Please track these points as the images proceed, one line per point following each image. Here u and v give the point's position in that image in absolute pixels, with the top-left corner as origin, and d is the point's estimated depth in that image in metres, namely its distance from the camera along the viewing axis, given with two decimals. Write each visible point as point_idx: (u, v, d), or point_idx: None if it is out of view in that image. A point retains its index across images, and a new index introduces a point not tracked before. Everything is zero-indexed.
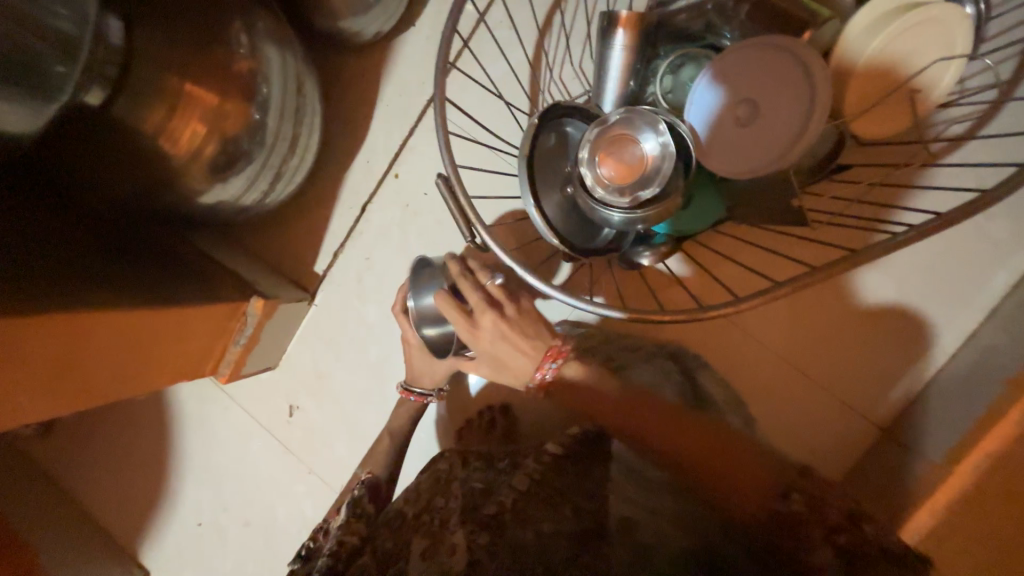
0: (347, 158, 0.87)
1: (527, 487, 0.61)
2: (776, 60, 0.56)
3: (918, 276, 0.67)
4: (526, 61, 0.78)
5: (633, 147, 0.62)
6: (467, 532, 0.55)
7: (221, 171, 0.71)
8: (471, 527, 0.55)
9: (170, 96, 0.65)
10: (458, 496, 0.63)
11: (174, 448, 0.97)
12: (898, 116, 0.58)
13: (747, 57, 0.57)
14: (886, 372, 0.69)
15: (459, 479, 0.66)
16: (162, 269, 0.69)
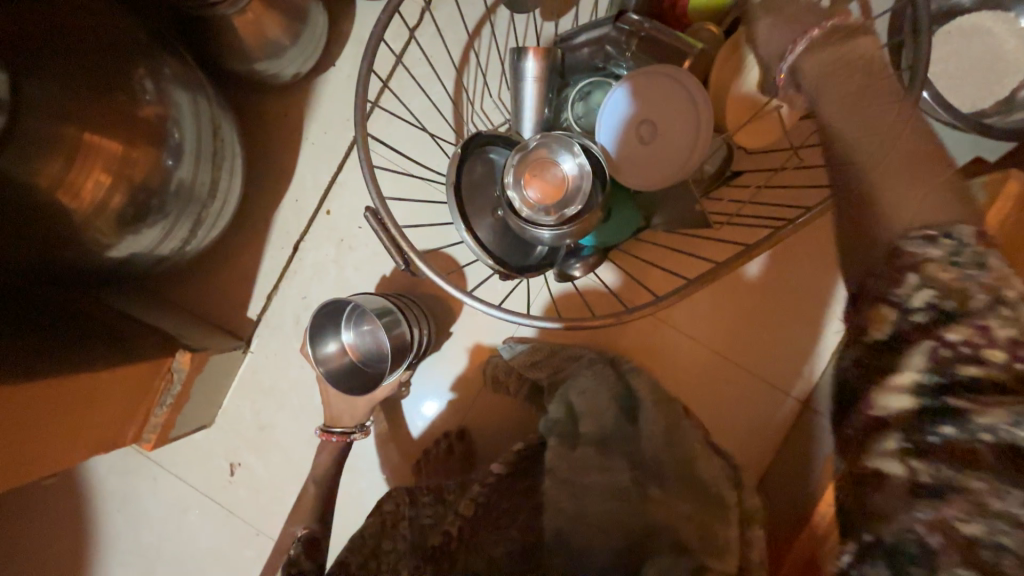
0: (274, 199, 0.85)
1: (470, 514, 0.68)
2: (667, 83, 0.62)
3: (803, 266, 0.79)
4: (447, 97, 0.82)
5: (554, 169, 0.62)
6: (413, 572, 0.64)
7: (131, 224, 0.63)
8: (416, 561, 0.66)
9: (65, 148, 0.56)
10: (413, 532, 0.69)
11: (97, 530, 0.89)
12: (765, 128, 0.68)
13: (644, 80, 0.62)
14: (796, 352, 0.80)
15: (407, 518, 0.71)
16: (70, 336, 0.64)
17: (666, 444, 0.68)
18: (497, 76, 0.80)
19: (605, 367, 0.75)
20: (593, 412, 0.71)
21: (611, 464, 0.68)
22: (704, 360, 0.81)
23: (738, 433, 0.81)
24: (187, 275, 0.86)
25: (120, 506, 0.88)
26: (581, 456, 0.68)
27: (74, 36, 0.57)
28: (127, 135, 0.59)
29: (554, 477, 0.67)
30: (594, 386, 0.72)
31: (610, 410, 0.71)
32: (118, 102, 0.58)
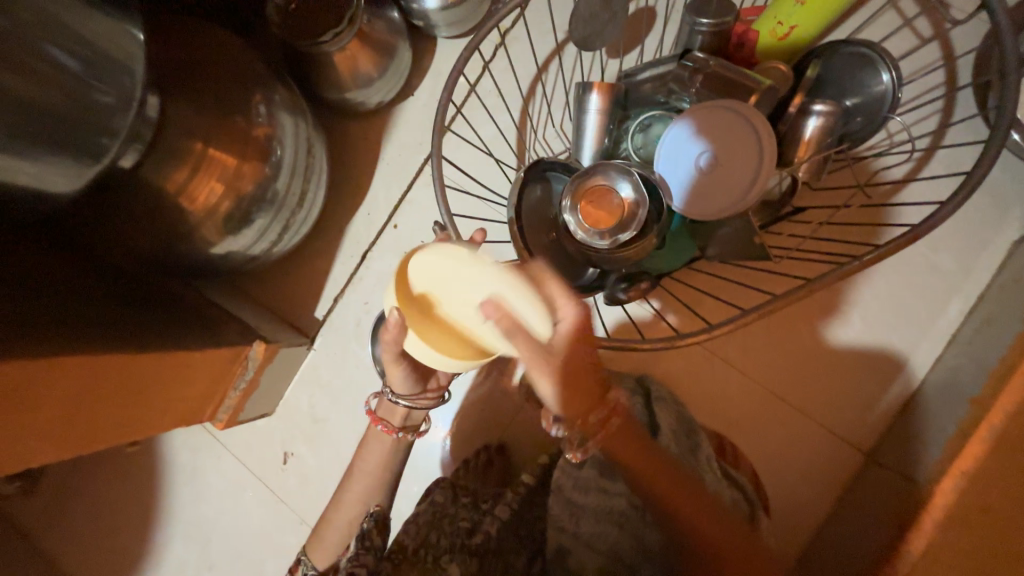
0: (350, 210, 0.94)
1: (507, 518, 0.67)
2: (725, 116, 0.63)
3: (872, 309, 0.76)
4: (513, 125, 0.88)
5: (610, 197, 0.65)
6: (460, 565, 0.60)
7: (234, 226, 0.72)
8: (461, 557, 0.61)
9: (193, 160, 0.66)
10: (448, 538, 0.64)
11: (163, 501, 0.97)
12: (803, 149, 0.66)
13: (702, 115, 0.64)
14: (861, 397, 0.75)
15: (448, 515, 0.68)
16: (172, 318, 0.73)
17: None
18: (561, 107, 0.85)
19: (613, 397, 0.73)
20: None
21: (610, 488, 0.65)
22: (757, 399, 0.78)
23: (790, 479, 0.77)
24: (266, 275, 0.95)
25: (185, 482, 0.96)
26: (585, 479, 0.66)
27: (210, 67, 0.68)
28: (242, 151, 0.69)
29: (557, 498, 0.66)
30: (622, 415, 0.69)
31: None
32: (237, 123, 0.68)
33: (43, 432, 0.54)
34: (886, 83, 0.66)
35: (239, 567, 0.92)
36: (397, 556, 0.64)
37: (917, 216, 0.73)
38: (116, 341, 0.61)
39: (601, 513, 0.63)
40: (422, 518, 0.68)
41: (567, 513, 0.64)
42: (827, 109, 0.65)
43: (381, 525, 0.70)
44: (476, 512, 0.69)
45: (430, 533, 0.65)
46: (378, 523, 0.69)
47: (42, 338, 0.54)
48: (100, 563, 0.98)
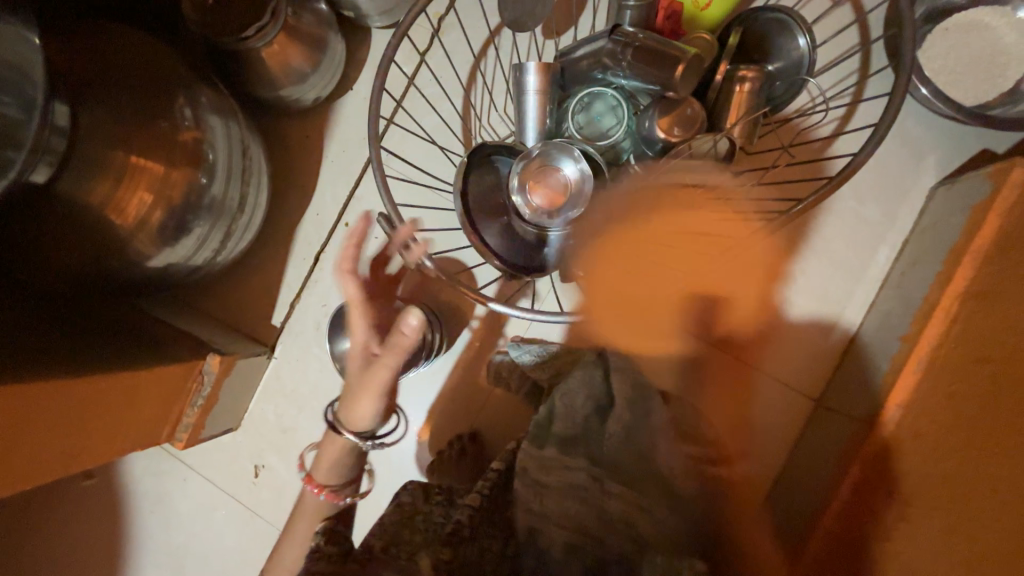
0: (298, 212, 0.91)
1: (479, 504, 0.65)
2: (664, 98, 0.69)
3: (809, 264, 0.80)
4: (456, 112, 0.87)
5: (555, 175, 0.69)
6: (432, 556, 0.56)
7: (171, 236, 0.69)
8: (435, 547, 0.57)
9: (116, 170, 0.63)
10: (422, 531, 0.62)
11: (128, 532, 0.93)
12: (735, 110, 0.69)
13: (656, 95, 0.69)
14: (809, 346, 0.80)
15: (420, 515, 0.66)
16: (118, 337, 0.70)
17: (624, 441, 0.66)
18: (501, 90, 0.86)
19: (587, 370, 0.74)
20: (569, 412, 0.70)
21: (574, 464, 0.65)
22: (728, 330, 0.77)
23: (751, 432, 0.81)
24: (215, 286, 0.91)
25: (152, 507, 0.92)
26: (550, 457, 0.65)
27: (125, 70, 0.64)
28: (171, 158, 0.66)
29: (523, 479, 0.65)
30: (575, 388, 0.72)
31: (587, 412, 0.70)
32: (161, 127, 0.65)
33: None
34: (804, 46, 0.69)
35: None
36: (362, 556, 0.57)
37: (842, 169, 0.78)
38: (51, 367, 0.58)
39: (569, 486, 0.63)
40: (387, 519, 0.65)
41: (534, 494, 0.64)
42: (753, 76, 0.68)
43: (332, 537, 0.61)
44: (448, 505, 0.66)
45: (398, 528, 0.62)
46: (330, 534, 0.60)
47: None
48: None
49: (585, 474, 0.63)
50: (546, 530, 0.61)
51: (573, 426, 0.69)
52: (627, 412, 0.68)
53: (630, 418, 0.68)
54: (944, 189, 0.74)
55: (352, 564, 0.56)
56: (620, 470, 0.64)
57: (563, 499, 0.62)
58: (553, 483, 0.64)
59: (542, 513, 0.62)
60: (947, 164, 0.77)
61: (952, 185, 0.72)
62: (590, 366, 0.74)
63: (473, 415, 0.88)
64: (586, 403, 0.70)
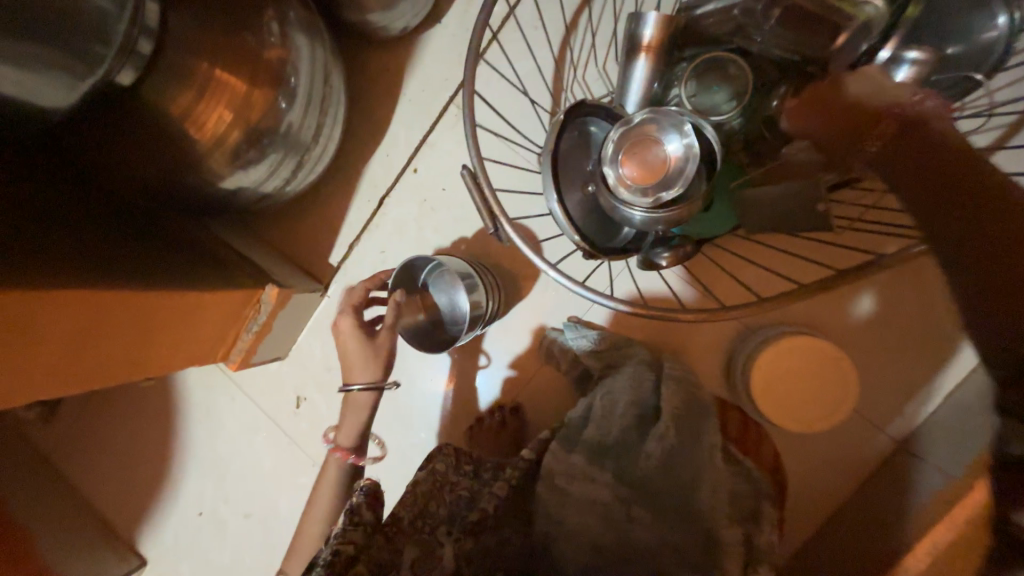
0: (368, 151, 0.87)
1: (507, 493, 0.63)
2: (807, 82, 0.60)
3: (927, 292, 0.70)
4: (550, 62, 0.79)
5: (656, 149, 0.61)
6: (455, 545, 0.55)
7: (245, 159, 0.67)
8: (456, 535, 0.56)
9: (199, 81, 0.60)
10: (448, 507, 0.61)
11: (176, 435, 0.99)
12: None
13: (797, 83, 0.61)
14: (907, 381, 0.71)
15: (449, 485, 0.64)
16: (185, 255, 0.70)
17: (682, 451, 0.61)
18: (606, 43, 0.76)
19: (641, 368, 0.71)
20: (605, 415, 0.67)
21: (597, 476, 0.62)
22: (808, 353, 0.68)
23: (813, 462, 0.74)
24: (278, 216, 0.90)
25: (201, 418, 0.97)
26: (605, 459, 0.62)
27: None
28: (254, 74, 0.63)
29: (547, 480, 0.63)
30: (621, 388, 0.69)
31: (627, 419, 0.66)
32: (246, 40, 0.61)
33: (37, 366, 0.51)
34: (1003, 26, 0.57)
35: (251, 504, 0.95)
36: (392, 529, 0.56)
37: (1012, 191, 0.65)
38: (124, 275, 0.58)
39: (590, 501, 0.60)
40: (419, 486, 0.61)
41: (554, 497, 0.62)
42: (923, 57, 0.57)
43: (372, 498, 0.59)
44: (475, 484, 0.66)
45: (431, 501, 0.60)
46: (369, 497, 0.58)
47: (51, 270, 0.51)
48: (114, 489, 1.01)
49: (610, 491, 0.60)
50: (563, 541, 0.60)
51: (613, 433, 0.65)
52: (672, 432, 0.62)
53: (673, 441, 0.61)
54: None
55: (380, 535, 0.55)
56: (679, 489, 0.60)
57: (589, 512, 0.60)
58: (575, 490, 0.61)
59: (586, 519, 0.60)
60: None
61: None
62: (641, 367, 0.71)
63: (518, 389, 0.85)
64: (627, 411, 0.66)
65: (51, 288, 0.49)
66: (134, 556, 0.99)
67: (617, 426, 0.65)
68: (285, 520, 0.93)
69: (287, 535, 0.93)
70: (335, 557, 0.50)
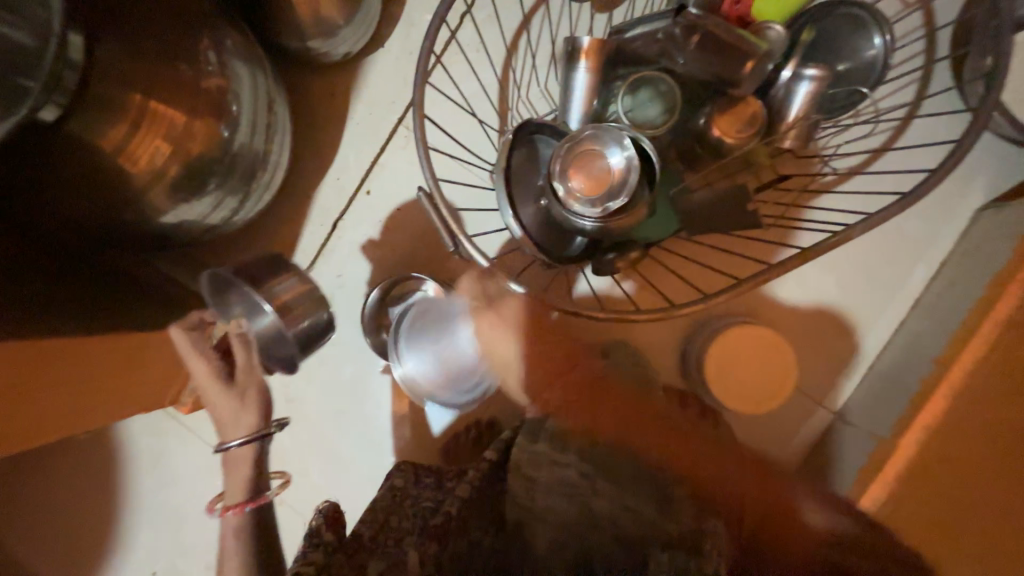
0: (317, 175, 0.86)
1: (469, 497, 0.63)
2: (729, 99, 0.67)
3: (845, 277, 0.78)
4: (494, 82, 0.82)
5: (600, 163, 0.65)
6: (419, 548, 0.54)
7: (188, 191, 0.64)
8: (422, 539, 0.56)
9: (132, 114, 0.58)
10: (413, 517, 0.61)
11: (121, 490, 0.91)
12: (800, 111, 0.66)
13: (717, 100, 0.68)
14: (837, 358, 0.79)
15: (410, 498, 0.65)
16: (126, 297, 0.66)
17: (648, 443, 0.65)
18: (546, 64, 0.81)
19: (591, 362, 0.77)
20: None
21: (561, 460, 0.67)
22: (752, 338, 0.75)
23: (765, 440, 0.80)
24: (224, 246, 0.87)
25: (150, 469, 0.90)
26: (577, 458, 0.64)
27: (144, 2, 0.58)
28: (193, 105, 0.61)
29: (515, 472, 0.68)
30: None
31: None
32: (181, 70, 0.60)
33: None
34: (877, 48, 0.67)
35: (213, 554, 0.89)
36: (352, 546, 0.56)
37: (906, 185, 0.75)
38: (61, 324, 0.53)
39: (555, 484, 0.65)
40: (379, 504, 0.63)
41: (522, 485, 0.66)
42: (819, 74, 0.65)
43: (333, 519, 0.57)
44: (440, 491, 0.67)
45: (390, 517, 0.61)
46: (329, 518, 0.57)
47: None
48: (49, 560, 0.91)
49: (575, 473, 0.64)
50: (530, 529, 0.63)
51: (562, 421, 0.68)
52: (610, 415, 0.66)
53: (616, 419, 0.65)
54: (992, 213, 0.72)
55: (341, 554, 0.54)
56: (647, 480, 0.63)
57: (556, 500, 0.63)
58: (543, 477, 0.66)
59: (564, 519, 0.62)
60: (995, 186, 0.75)
61: (1001, 210, 0.71)
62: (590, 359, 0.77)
63: (488, 402, 0.86)
64: None
65: None
66: None
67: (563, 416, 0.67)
68: None
69: None
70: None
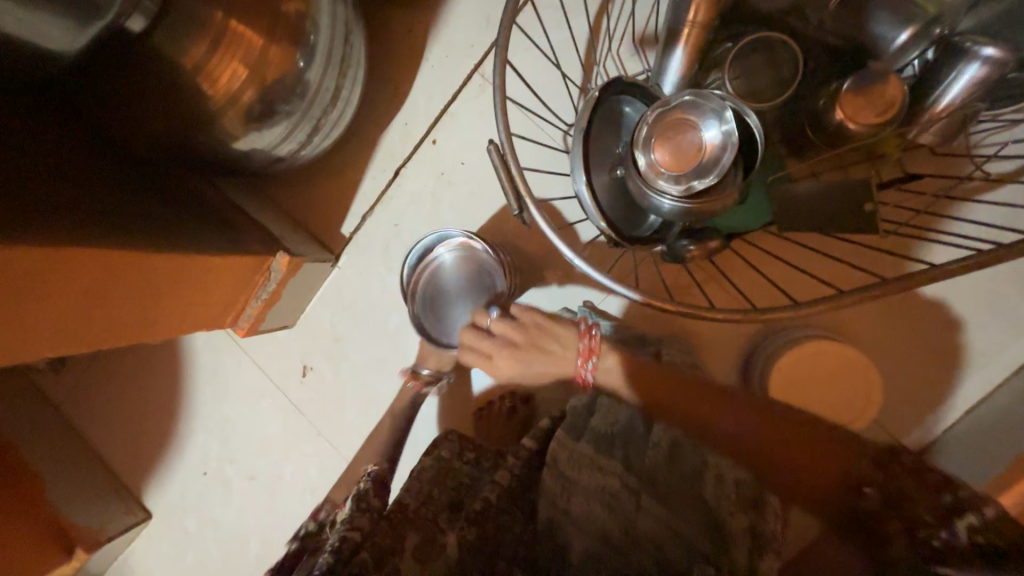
0: (385, 118, 0.84)
1: (509, 485, 0.62)
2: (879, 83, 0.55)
3: (960, 302, 0.68)
4: (584, 32, 0.74)
5: (693, 134, 0.58)
6: (459, 532, 0.56)
7: (259, 119, 0.64)
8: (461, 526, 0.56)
9: (212, 32, 0.57)
10: (450, 493, 0.62)
11: (182, 395, 0.99)
12: (963, 97, 0.54)
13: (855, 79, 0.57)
14: (929, 394, 0.69)
15: (453, 472, 0.65)
16: (194, 218, 0.68)
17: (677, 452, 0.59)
18: (646, 16, 0.72)
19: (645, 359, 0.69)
20: (611, 406, 0.65)
21: (605, 462, 0.60)
22: (830, 357, 0.66)
23: None
24: (291, 181, 0.87)
25: (207, 381, 0.97)
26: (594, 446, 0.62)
27: None
28: (271, 27, 0.59)
29: (552, 469, 0.61)
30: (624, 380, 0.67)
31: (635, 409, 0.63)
32: None
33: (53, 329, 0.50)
34: None
35: (255, 467, 0.96)
36: (395, 515, 0.58)
37: None
38: (143, 239, 0.56)
39: (593, 483, 0.59)
40: (425, 474, 0.63)
41: (559, 487, 0.60)
42: (998, 55, 0.51)
43: (378, 485, 0.71)
44: (479, 471, 0.66)
45: (432, 488, 0.62)
46: (374, 484, 0.71)
47: (65, 227, 0.48)
48: (120, 444, 1.02)
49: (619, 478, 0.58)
50: None
51: (610, 425, 0.64)
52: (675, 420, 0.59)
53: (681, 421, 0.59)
54: None
55: (386, 523, 0.57)
56: None
57: (593, 499, 0.58)
58: (582, 476, 0.60)
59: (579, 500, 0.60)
60: None
61: None
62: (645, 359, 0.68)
63: (526, 376, 0.84)
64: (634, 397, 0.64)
65: (74, 246, 0.47)
66: (139, 507, 1.01)
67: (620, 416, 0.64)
68: (290, 486, 0.95)
69: (291, 499, 0.94)
70: (341, 543, 0.56)
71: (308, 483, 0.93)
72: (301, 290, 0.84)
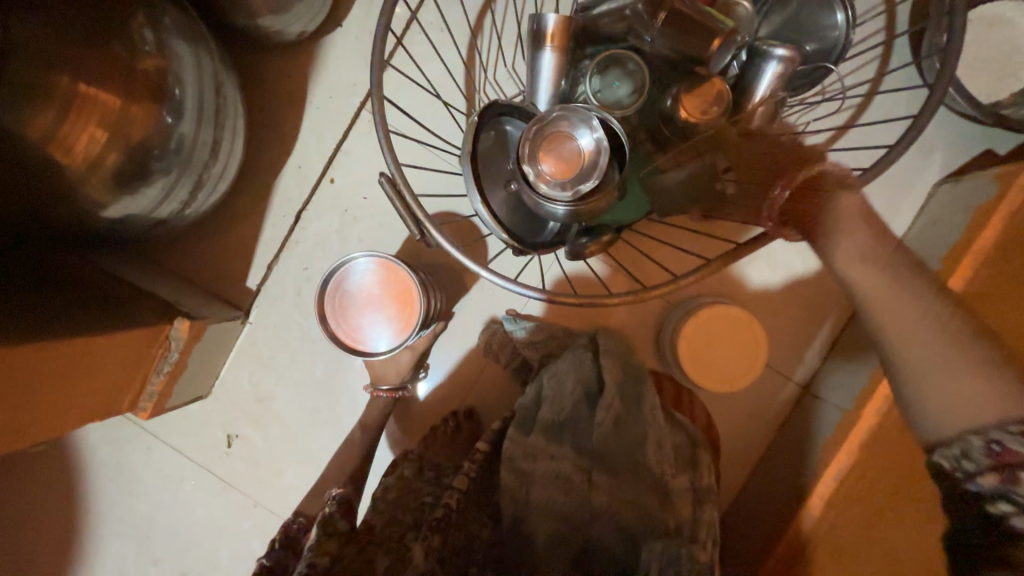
0: (277, 164, 0.82)
1: (467, 488, 0.63)
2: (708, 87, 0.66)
3: (811, 252, 0.80)
4: (460, 62, 0.79)
5: (570, 144, 0.64)
6: (423, 542, 0.56)
7: (130, 183, 0.60)
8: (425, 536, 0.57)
9: (58, 99, 0.53)
10: (413, 510, 0.64)
11: (82, 502, 0.86)
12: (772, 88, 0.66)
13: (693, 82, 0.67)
14: (804, 333, 0.81)
15: (414, 491, 0.67)
16: (67, 298, 0.62)
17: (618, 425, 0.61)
18: (513, 43, 0.78)
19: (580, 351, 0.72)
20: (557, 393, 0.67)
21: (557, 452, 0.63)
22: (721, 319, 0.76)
23: (738, 416, 0.82)
24: (181, 242, 0.82)
25: (113, 477, 0.86)
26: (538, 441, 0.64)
27: None
28: (128, 88, 0.56)
29: (508, 466, 0.63)
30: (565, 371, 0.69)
31: (576, 397, 0.66)
32: (114, 50, 0.55)
33: None
34: (841, 23, 0.67)
35: (186, 561, 0.86)
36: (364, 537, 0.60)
37: (868, 161, 0.77)
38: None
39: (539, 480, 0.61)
40: (387, 496, 0.65)
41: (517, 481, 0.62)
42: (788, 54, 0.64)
43: (344, 509, 0.66)
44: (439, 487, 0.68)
45: (397, 509, 0.64)
46: (341, 507, 0.66)
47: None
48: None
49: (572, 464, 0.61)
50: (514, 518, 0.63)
51: None
52: (619, 410, 0.63)
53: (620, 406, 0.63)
54: (947, 188, 0.74)
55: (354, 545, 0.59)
56: None
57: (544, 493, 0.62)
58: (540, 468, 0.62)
59: (529, 500, 0.62)
60: (950, 162, 0.77)
61: (957, 183, 0.73)
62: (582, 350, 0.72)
63: (465, 392, 0.85)
64: (575, 389, 0.67)
65: None
66: None
67: (570, 401, 0.66)
68: (232, 571, 0.86)
69: None
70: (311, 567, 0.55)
71: (252, 562, 0.85)
72: (214, 353, 0.79)
